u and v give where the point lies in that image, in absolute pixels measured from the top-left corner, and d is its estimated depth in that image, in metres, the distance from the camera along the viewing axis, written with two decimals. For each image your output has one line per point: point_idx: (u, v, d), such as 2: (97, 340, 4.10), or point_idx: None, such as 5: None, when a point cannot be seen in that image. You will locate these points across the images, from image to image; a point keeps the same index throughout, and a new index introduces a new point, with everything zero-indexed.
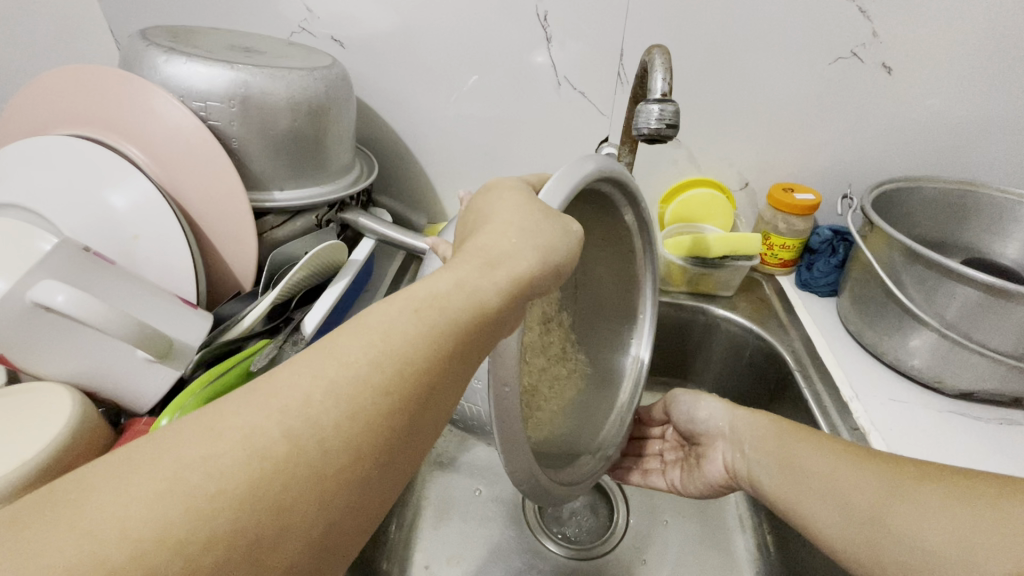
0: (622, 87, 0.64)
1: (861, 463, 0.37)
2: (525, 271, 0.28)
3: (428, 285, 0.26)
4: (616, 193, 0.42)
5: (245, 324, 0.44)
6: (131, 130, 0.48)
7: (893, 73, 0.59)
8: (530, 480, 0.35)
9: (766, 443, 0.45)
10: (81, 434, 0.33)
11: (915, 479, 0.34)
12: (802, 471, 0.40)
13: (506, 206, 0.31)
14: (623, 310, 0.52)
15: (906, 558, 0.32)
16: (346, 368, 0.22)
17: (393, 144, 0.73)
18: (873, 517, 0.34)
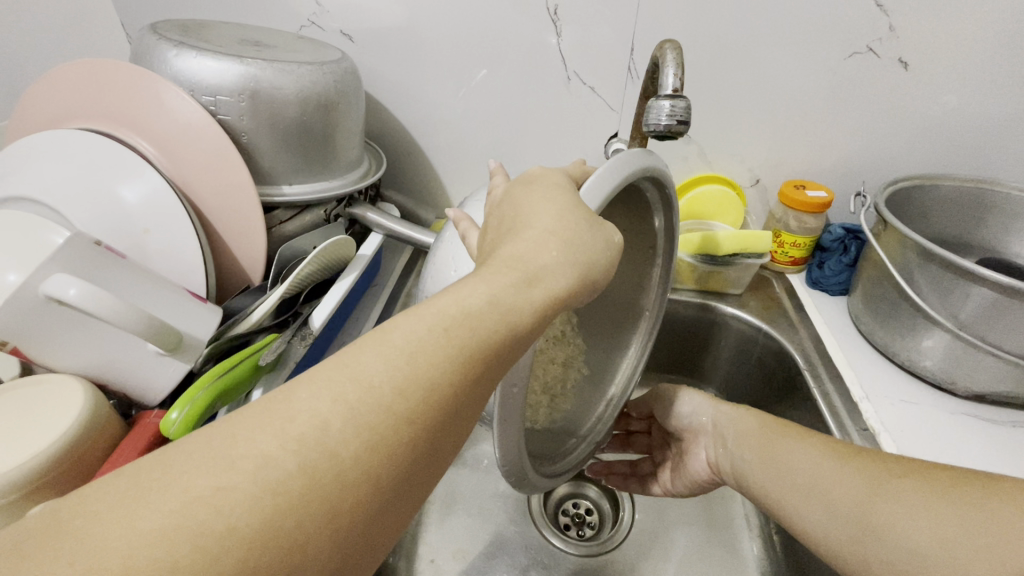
0: (632, 82, 0.64)
1: (848, 460, 0.37)
2: (561, 289, 0.28)
3: (457, 300, 0.25)
4: (653, 195, 0.41)
5: (254, 319, 0.44)
6: (144, 125, 0.48)
7: (908, 69, 0.58)
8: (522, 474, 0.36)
9: (748, 440, 0.45)
10: (91, 426, 0.34)
11: (903, 477, 0.33)
12: (791, 464, 0.40)
13: (547, 210, 0.30)
14: (628, 309, 0.52)
15: (891, 557, 0.32)
16: (368, 392, 0.22)
17: (401, 139, 0.73)
18: (859, 516, 0.34)
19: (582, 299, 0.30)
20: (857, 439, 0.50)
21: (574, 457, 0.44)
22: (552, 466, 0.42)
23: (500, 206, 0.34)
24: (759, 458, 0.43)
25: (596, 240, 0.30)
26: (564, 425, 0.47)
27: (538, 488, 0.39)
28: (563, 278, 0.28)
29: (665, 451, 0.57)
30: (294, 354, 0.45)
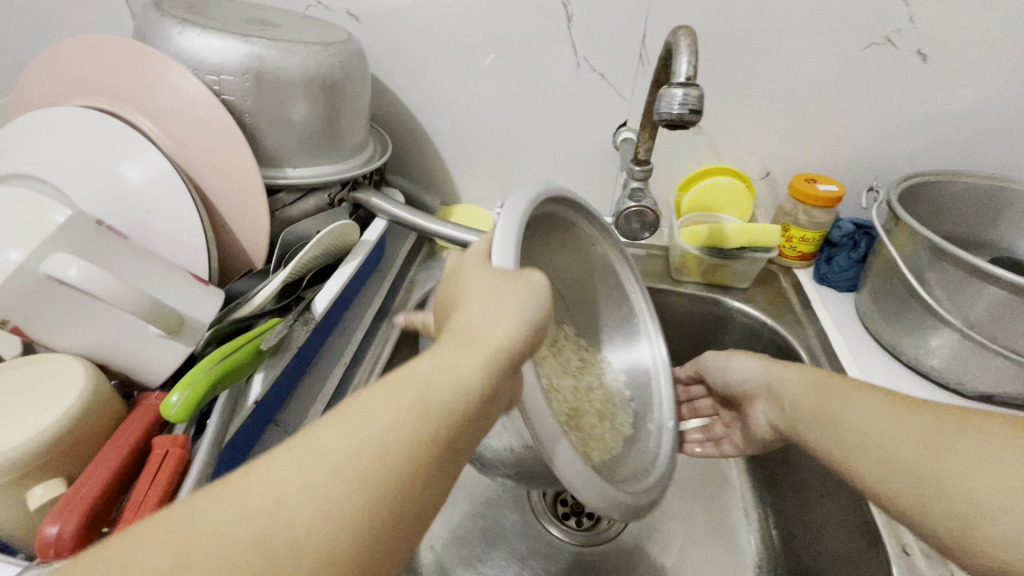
0: (643, 70, 0.63)
1: (903, 416, 0.36)
2: (503, 343, 0.29)
3: (409, 369, 0.27)
4: (562, 206, 0.47)
5: (256, 303, 0.44)
6: (148, 104, 0.47)
7: (927, 61, 0.57)
8: (593, 485, 0.34)
9: (802, 397, 0.42)
10: (92, 407, 0.33)
11: (962, 432, 0.33)
12: (839, 419, 0.39)
13: (483, 276, 0.32)
14: (621, 312, 0.54)
15: (952, 512, 0.32)
16: (325, 462, 0.23)
17: (406, 123, 0.72)
18: (913, 473, 0.34)
19: (530, 349, 0.30)
20: None
21: (660, 475, 0.43)
22: (648, 493, 0.40)
23: (446, 281, 0.35)
24: (808, 418, 0.41)
25: (523, 293, 0.31)
26: (635, 451, 0.46)
27: (632, 512, 0.37)
28: (513, 340, 0.29)
29: (727, 411, 0.55)
30: (297, 339, 0.45)
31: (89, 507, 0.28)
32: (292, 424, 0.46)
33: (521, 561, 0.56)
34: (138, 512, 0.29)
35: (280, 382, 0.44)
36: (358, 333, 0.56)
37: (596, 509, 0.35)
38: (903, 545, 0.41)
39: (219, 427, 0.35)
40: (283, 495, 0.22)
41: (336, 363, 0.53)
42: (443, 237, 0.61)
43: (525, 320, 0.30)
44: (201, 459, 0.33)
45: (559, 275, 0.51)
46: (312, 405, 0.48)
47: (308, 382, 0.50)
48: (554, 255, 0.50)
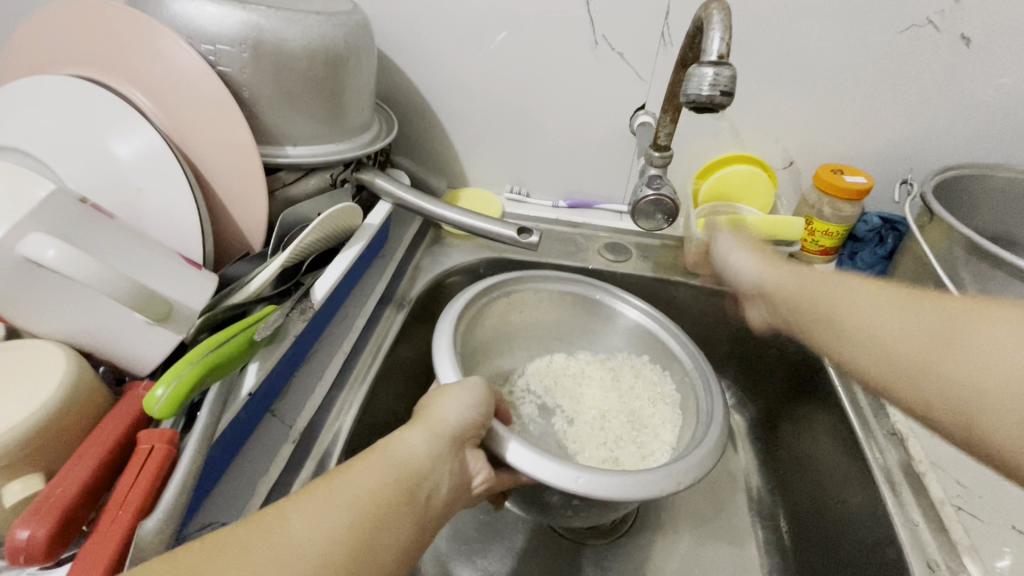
0: (665, 50, 0.59)
1: (910, 307, 0.34)
2: (457, 424, 0.36)
3: (378, 449, 0.32)
4: (505, 283, 0.57)
5: (252, 289, 0.42)
6: (141, 75, 0.45)
7: (970, 46, 0.53)
8: (601, 481, 0.37)
9: (805, 296, 0.41)
10: (73, 398, 0.31)
11: (961, 318, 0.31)
12: (840, 314, 0.37)
13: (437, 387, 0.39)
14: (595, 309, 0.61)
15: (953, 395, 0.30)
16: (313, 519, 0.25)
17: (413, 102, 0.68)
18: (918, 365, 0.32)
19: (476, 432, 0.38)
20: (883, 443, 0.48)
21: (704, 417, 0.47)
22: (695, 446, 0.42)
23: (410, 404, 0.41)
24: (808, 318, 0.40)
25: (462, 393, 0.38)
26: (688, 416, 0.51)
27: (678, 481, 0.39)
28: (462, 423, 0.36)
29: None
30: (293, 328, 0.43)
31: (63, 512, 0.27)
32: (289, 415, 0.44)
33: (523, 558, 0.55)
34: (119, 514, 0.27)
35: (277, 372, 0.42)
36: (359, 320, 0.54)
37: (654, 494, 0.37)
38: (927, 560, 0.40)
39: (208, 423, 0.33)
40: (284, 519, 0.25)
41: (336, 352, 0.51)
42: (450, 222, 0.59)
43: (471, 410, 0.37)
44: (188, 457, 0.30)
45: (536, 330, 0.62)
46: (311, 396, 0.46)
47: (307, 370, 0.48)
48: (515, 320, 0.60)
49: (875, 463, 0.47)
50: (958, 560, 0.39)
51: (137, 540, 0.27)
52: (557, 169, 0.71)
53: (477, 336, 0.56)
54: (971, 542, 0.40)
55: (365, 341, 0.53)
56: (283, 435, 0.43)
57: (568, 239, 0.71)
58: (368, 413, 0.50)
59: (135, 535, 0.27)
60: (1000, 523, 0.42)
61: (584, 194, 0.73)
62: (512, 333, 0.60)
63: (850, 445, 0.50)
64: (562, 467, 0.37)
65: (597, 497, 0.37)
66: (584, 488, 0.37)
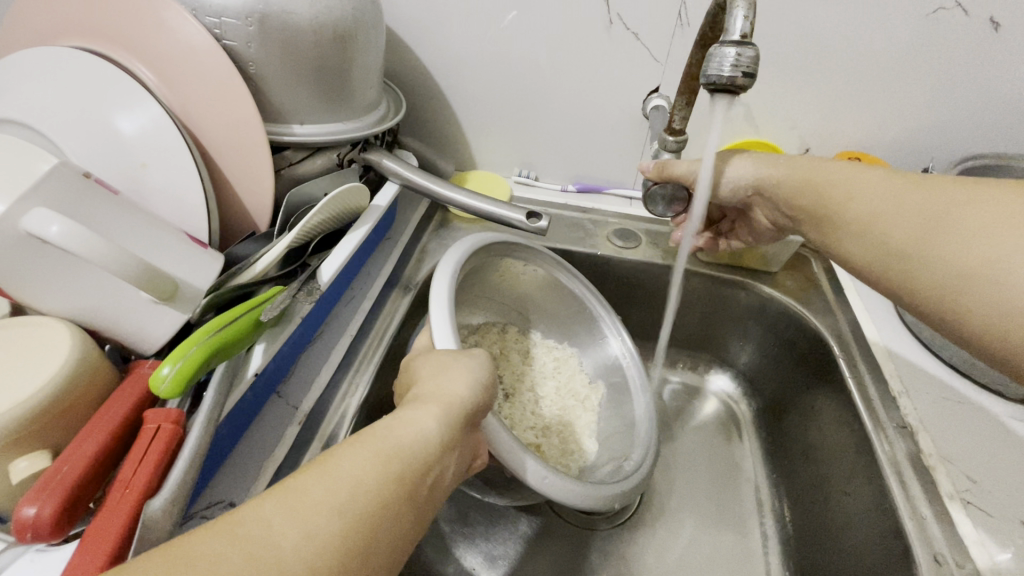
0: (682, 31, 0.58)
1: (903, 188, 0.41)
2: (462, 405, 0.35)
3: (385, 428, 0.30)
4: (508, 251, 0.57)
5: (258, 269, 0.41)
6: (147, 48, 0.44)
7: (999, 31, 0.52)
8: (560, 484, 0.39)
9: (808, 184, 0.46)
10: (78, 376, 0.31)
11: (950, 204, 0.37)
12: (842, 195, 0.44)
13: (445, 367, 0.38)
14: (573, 310, 0.61)
15: (937, 283, 0.37)
16: (316, 508, 0.24)
17: (421, 82, 0.67)
18: (905, 249, 0.39)
19: (479, 413, 0.37)
20: (892, 436, 0.47)
21: (643, 445, 0.50)
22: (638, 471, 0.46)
23: (407, 375, 0.40)
24: (811, 203, 0.46)
25: (468, 374, 0.38)
26: (622, 435, 0.54)
27: (614, 503, 0.42)
28: (470, 404, 0.35)
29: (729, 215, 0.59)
30: (300, 310, 0.43)
31: (70, 489, 0.27)
32: (294, 396, 0.44)
33: (526, 542, 0.55)
34: (125, 493, 0.27)
35: (283, 354, 0.42)
36: (365, 302, 0.54)
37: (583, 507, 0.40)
38: (933, 553, 0.40)
39: (215, 401, 0.33)
40: (268, 524, 0.23)
41: (342, 334, 0.50)
42: (458, 205, 0.58)
43: (476, 391, 0.37)
44: (195, 437, 0.30)
45: (509, 298, 0.62)
46: (316, 378, 0.46)
47: (313, 352, 0.48)
48: (494, 283, 0.59)
49: (883, 454, 0.46)
50: (965, 554, 0.39)
51: (144, 519, 0.26)
52: (567, 153, 0.70)
53: (466, 283, 0.55)
54: (978, 536, 0.40)
55: (371, 323, 0.53)
56: (289, 417, 0.43)
57: (576, 224, 0.70)
58: (373, 395, 0.50)
59: (141, 515, 0.27)
60: (1008, 517, 0.41)
61: (594, 178, 0.72)
62: (485, 293, 0.59)
63: (857, 437, 0.49)
64: (534, 464, 0.40)
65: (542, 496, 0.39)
66: (543, 488, 0.39)
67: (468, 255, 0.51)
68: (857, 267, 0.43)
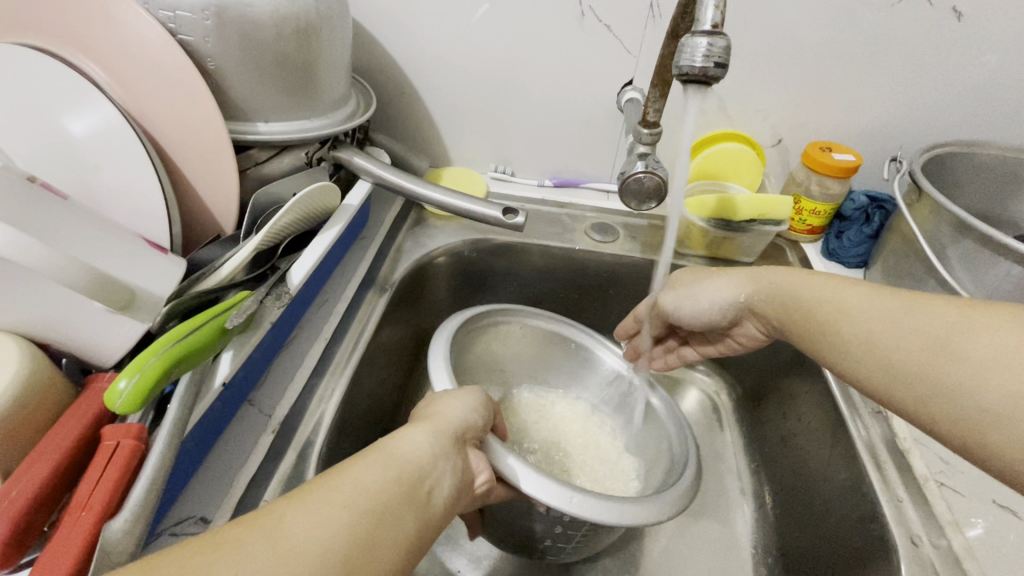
0: (654, 22, 0.57)
1: (838, 286, 0.35)
2: (456, 428, 0.35)
3: (392, 446, 0.30)
4: (496, 310, 0.56)
5: (223, 274, 0.40)
6: (95, 44, 0.41)
7: (962, 20, 0.53)
8: (588, 502, 0.37)
9: (772, 293, 0.40)
10: (30, 392, 0.29)
11: (952, 328, 0.29)
12: (806, 307, 0.37)
13: (441, 402, 0.37)
14: (573, 352, 0.60)
15: (965, 414, 0.27)
16: (330, 507, 0.24)
17: (392, 77, 0.66)
18: (922, 377, 0.30)
19: (473, 436, 0.36)
20: (867, 421, 0.48)
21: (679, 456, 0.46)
22: (683, 471, 0.43)
23: None
24: (771, 313, 0.40)
25: (459, 405, 0.37)
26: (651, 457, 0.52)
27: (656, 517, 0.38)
28: (460, 429, 0.35)
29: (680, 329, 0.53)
30: (268, 316, 0.41)
31: (20, 513, 0.25)
32: (267, 404, 0.43)
33: None
34: (81, 515, 0.25)
35: (252, 363, 0.40)
36: (340, 305, 0.52)
37: (644, 522, 0.37)
38: (911, 535, 0.40)
39: (180, 413, 0.31)
40: (283, 516, 0.23)
41: (317, 337, 0.49)
42: (433, 203, 0.57)
43: (466, 420, 0.36)
44: (157, 453, 0.29)
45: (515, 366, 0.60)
46: (290, 384, 0.45)
47: (287, 357, 0.46)
48: (495, 352, 0.58)
49: (860, 439, 0.47)
50: (940, 534, 0.40)
51: (103, 542, 0.25)
52: (542, 148, 0.70)
53: (464, 371, 0.54)
54: (952, 515, 0.41)
55: (347, 325, 0.52)
56: (262, 425, 0.41)
57: (554, 220, 0.69)
58: (352, 399, 0.49)
59: (100, 537, 0.25)
60: (979, 494, 0.42)
61: (570, 173, 0.72)
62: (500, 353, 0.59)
63: (834, 422, 0.50)
64: (556, 485, 0.37)
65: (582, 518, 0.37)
66: (575, 509, 0.37)
67: (455, 330, 0.51)
68: (872, 389, 0.33)
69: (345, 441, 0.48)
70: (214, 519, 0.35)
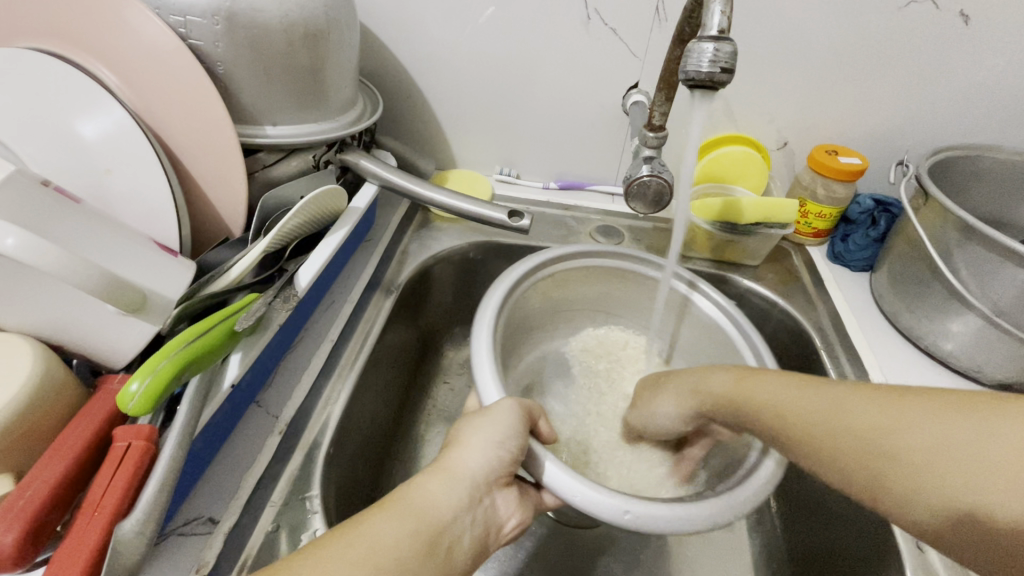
0: (660, 26, 0.57)
1: (785, 382, 0.34)
2: (480, 472, 0.34)
3: (411, 500, 0.30)
4: (556, 254, 0.53)
5: (233, 276, 0.40)
6: (107, 48, 0.42)
7: (969, 23, 0.52)
8: (651, 516, 0.33)
9: (717, 406, 0.38)
10: (42, 394, 0.30)
11: (897, 426, 0.27)
12: (761, 416, 0.34)
13: (462, 430, 0.36)
14: (638, 288, 0.57)
15: (921, 517, 0.26)
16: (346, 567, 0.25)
17: (399, 80, 0.66)
18: (871, 475, 0.28)
19: (508, 471, 0.35)
20: None
21: None
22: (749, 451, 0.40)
23: None
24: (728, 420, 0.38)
25: (481, 434, 0.35)
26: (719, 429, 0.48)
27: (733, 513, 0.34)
28: (482, 470, 0.34)
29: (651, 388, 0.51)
30: (276, 318, 0.41)
31: (35, 514, 0.26)
32: (274, 406, 0.43)
33: (516, 543, 0.54)
34: (94, 516, 0.26)
35: (260, 364, 0.41)
36: (347, 307, 0.53)
37: (703, 530, 0.33)
38: (917, 540, 0.40)
39: (189, 416, 0.31)
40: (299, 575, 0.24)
41: (323, 340, 0.49)
42: (438, 205, 0.57)
43: (488, 455, 0.34)
44: (168, 453, 0.29)
45: (579, 305, 0.59)
46: (297, 385, 0.45)
47: (294, 358, 0.47)
48: (560, 295, 0.56)
49: None
50: None
51: (116, 540, 0.26)
52: (548, 150, 0.70)
53: (516, 326, 0.52)
54: None
55: (353, 327, 0.52)
56: (269, 427, 0.42)
57: (559, 222, 0.69)
58: (359, 401, 0.49)
59: (113, 537, 0.26)
60: None
61: (575, 175, 0.72)
62: (574, 294, 0.57)
63: None
64: (608, 496, 0.33)
65: (643, 532, 0.33)
66: (630, 526, 0.33)
67: (505, 298, 0.47)
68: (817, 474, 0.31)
69: (352, 442, 0.48)
70: (222, 520, 0.36)
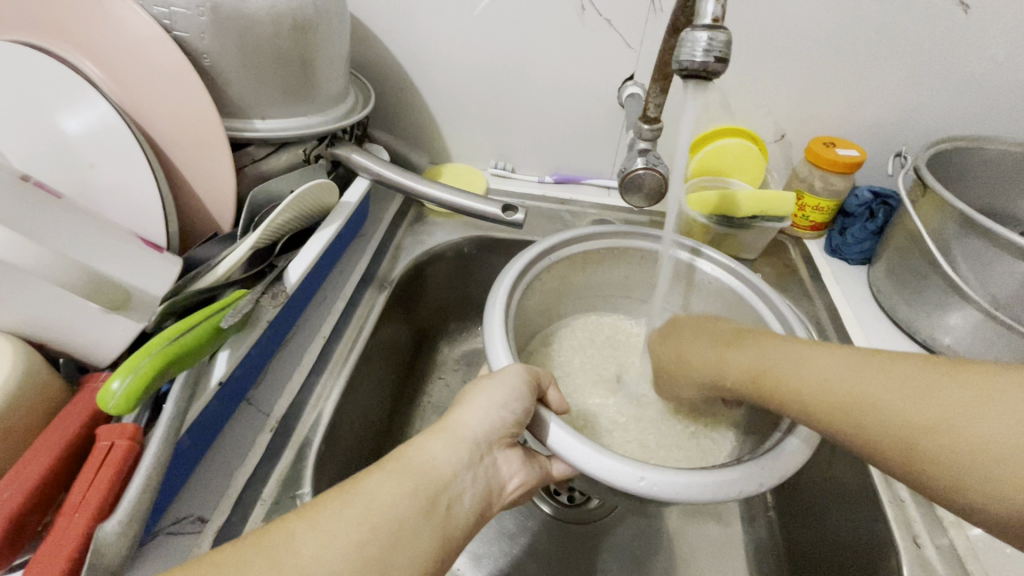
0: (656, 16, 0.57)
1: (805, 349, 0.33)
2: (483, 432, 0.33)
3: (411, 459, 0.30)
4: (561, 240, 0.50)
5: (220, 272, 0.39)
6: (90, 40, 0.41)
7: (969, 12, 0.52)
8: (666, 481, 0.32)
9: (745, 368, 0.36)
10: (24, 394, 0.29)
11: (937, 410, 0.26)
12: (785, 382, 0.33)
13: (469, 391, 0.35)
14: (641, 268, 0.55)
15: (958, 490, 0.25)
16: (337, 526, 0.25)
17: (392, 74, 0.65)
18: (903, 447, 0.27)
19: (514, 432, 0.34)
20: None
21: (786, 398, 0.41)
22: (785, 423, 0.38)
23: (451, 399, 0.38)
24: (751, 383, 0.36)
25: (483, 396, 0.34)
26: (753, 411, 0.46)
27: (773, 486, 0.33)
28: (485, 429, 0.33)
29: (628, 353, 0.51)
30: (265, 314, 0.41)
31: (15, 514, 0.25)
32: (265, 403, 0.42)
33: (511, 539, 0.54)
34: (76, 516, 0.25)
35: (250, 361, 0.40)
36: (339, 303, 0.52)
37: (729, 507, 0.32)
38: (913, 536, 0.40)
39: (174, 414, 0.31)
40: (290, 535, 0.24)
41: (315, 336, 0.49)
42: (432, 199, 0.56)
43: (491, 414, 0.33)
44: (153, 454, 0.28)
45: (582, 293, 0.56)
46: (288, 383, 0.45)
47: (285, 355, 0.46)
48: (565, 285, 0.54)
49: None
50: (941, 532, 0.40)
51: (97, 543, 0.25)
52: (543, 144, 0.69)
53: (525, 319, 0.50)
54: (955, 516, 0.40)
55: (346, 323, 0.52)
56: (260, 424, 0.41)
57: (555, 216, 0.69)
58: (351, 397, 0.48)
59: (95, 538, 0.25)
60: None
61: (570, 169, 0.71)
62: (587, 280, 0.55)
63: None
64: (623, 464, 0.32)
65: (656, 500, 0.32)
66: (645, 493, 0.31)
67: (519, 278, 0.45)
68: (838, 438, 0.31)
69: (345, 438, 0.48)
70: (211, 519, 0.35)
